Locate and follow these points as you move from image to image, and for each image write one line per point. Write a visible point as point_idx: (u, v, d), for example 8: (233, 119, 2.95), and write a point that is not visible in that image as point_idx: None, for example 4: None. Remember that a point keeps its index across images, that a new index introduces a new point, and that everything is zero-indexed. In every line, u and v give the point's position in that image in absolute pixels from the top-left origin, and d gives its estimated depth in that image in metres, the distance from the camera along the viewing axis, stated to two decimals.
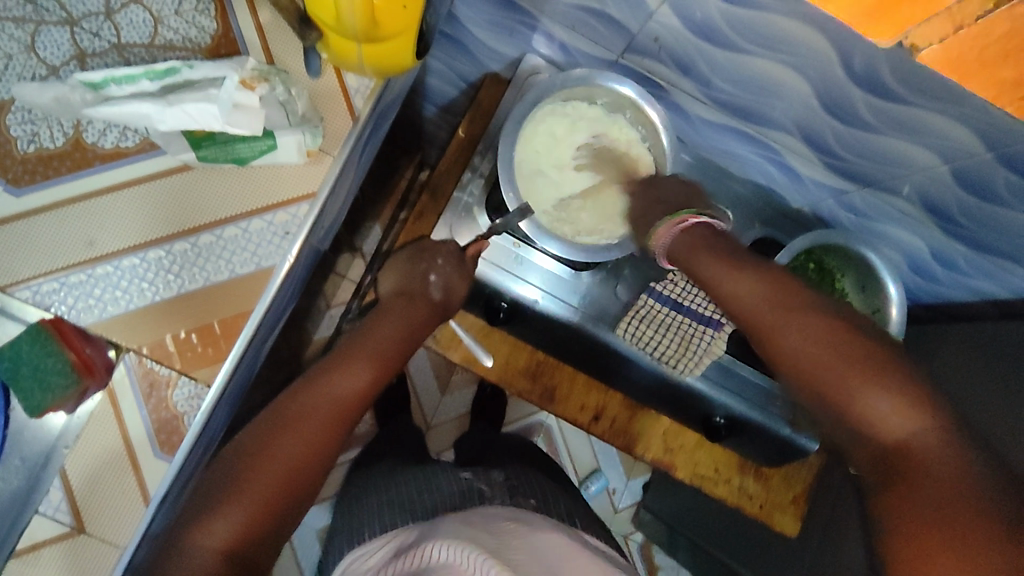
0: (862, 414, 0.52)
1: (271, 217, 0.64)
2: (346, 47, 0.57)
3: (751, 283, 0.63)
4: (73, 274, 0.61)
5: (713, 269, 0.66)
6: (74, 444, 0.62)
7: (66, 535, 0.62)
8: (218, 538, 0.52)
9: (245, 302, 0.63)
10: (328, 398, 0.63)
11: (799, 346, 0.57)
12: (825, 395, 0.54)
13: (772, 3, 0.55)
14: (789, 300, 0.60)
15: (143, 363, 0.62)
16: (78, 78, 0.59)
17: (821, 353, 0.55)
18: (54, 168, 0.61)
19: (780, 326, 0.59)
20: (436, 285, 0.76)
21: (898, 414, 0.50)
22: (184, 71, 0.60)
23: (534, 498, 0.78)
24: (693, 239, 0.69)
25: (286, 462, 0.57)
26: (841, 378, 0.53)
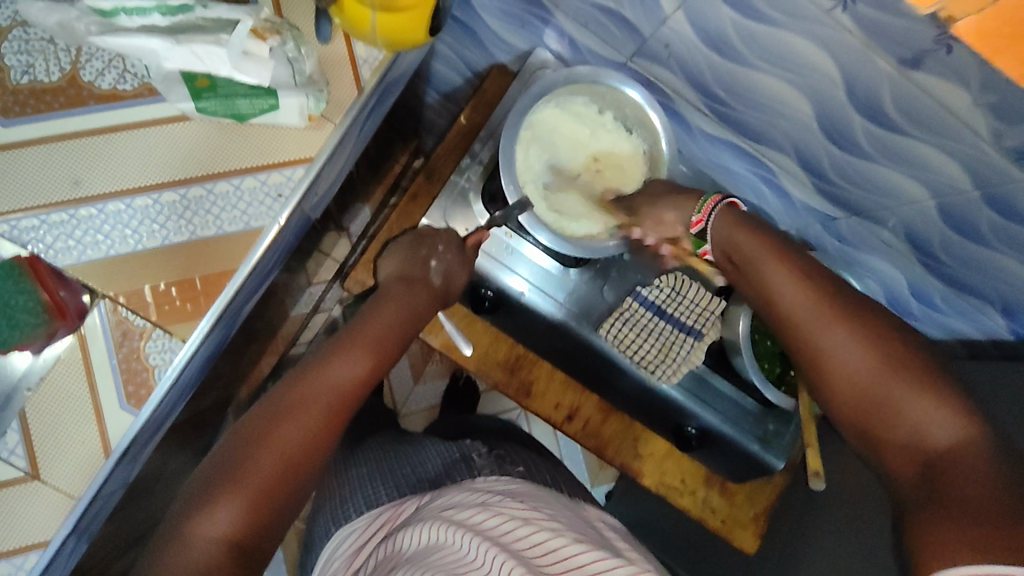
0: (915, 419, 0.53)
1: (265, 177, 0.63)
2: (361, 14, 0.56)
3: (794, 289, 0.60)
4: (54, 213, 0.59)
5: (768, 271, 0.62)
6: (38, 388, 0.61)
7: (20, 480, 0.60)
8: (220, 525, 0.53)
9: (230, 261, 0.62)
10: (326, 386, 0.61)
11: (849, 355, 0.56)
12: (867, 406, 0.55)
13: (783, 20, 0.57)
14: (831, 302, 0.58)
15: (117, 312, 0.61)
16: (86, 3, 0.56)
17: (874, 371, 0.55)
18: (46, 103, 0.59)
19: (826, 328, 0.57)
20: (437, 270, 0.74)
21: (948, 425, 0.52)
22: (197, 10, 0.56)
23: (520, 464, 0.80)
24: (732, 219, 0.67)
25: (285, 449, 0.57)
26: (893, 385, 0.54)
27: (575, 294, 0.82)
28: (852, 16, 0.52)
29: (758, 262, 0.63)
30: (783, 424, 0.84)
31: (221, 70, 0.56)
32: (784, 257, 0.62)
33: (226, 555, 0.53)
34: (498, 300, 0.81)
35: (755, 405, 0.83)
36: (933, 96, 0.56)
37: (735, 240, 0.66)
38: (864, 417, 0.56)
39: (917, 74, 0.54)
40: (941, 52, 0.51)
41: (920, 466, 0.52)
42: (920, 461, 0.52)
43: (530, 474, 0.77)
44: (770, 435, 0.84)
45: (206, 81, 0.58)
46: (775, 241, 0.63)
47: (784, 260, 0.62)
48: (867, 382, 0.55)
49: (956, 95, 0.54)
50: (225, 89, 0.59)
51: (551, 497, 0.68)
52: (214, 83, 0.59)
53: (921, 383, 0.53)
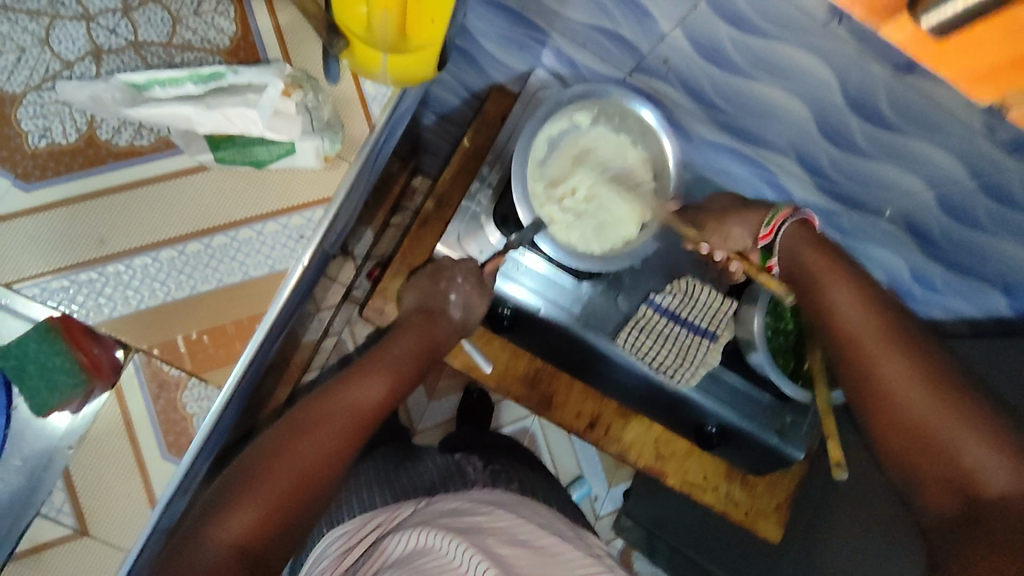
0: (964, 457, 0.53)
1: (286, 221, 0.64)
2: (370, 56, 0.57)
3: (852, 294, 0.64)
4: (83, 272, 0.60)
5: (826, 275, 0.66)
6: (80, 445, 0.62)
7: (69, 537, 0.61)
8: (233, 532, 0.53)
9: (258, 305, 0.63)
10: (345, 406, 0.63)
11: (911, 391, 0.57)
12: (918, 436, 0.56)
13: (781, 34, 0.59)
14: (884, 318, 0.61)
15: (151, 364, 0.62)
16: (119, 79, 0.58)
17: (926, 408, 0.56)
18: (66, 164, 0.60)
19: (882, 354, 0.59)
20: (456, 304, 0.76)
21: (1000, 469, 0.52)
22: (228, 76, 0.59)
23: (517, 483, 0.82)
24: (799, 234, 0.71)
25: (303, 462, 0.58)
26: (940, 414, 0.55)
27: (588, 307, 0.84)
28: (847, 27, 0.54)
29: (812, 277, 0.67)
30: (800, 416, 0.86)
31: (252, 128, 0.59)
32: (835, 276, 0.65)
33: (235, 563, 0.52)
34: (516, 317, 0.84)
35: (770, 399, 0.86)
36: (929, 98, 0.58)
37: (795, 252, 0.70)
38: (921, 449, 0.56)
39: (913, 78, 0.57)
40: None
41: (967, 502, 0.53)
42: (960, 490, 0.54)
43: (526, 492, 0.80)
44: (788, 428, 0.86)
45: (223, 134, 0.60)
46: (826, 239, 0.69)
47: (838, 273, 0.66)
48: (914, 410, 0.56)
49: (951, 95, 0.56)
50: (238, 139, 0.61)
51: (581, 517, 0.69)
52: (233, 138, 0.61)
53: (967, 393, 0.55)
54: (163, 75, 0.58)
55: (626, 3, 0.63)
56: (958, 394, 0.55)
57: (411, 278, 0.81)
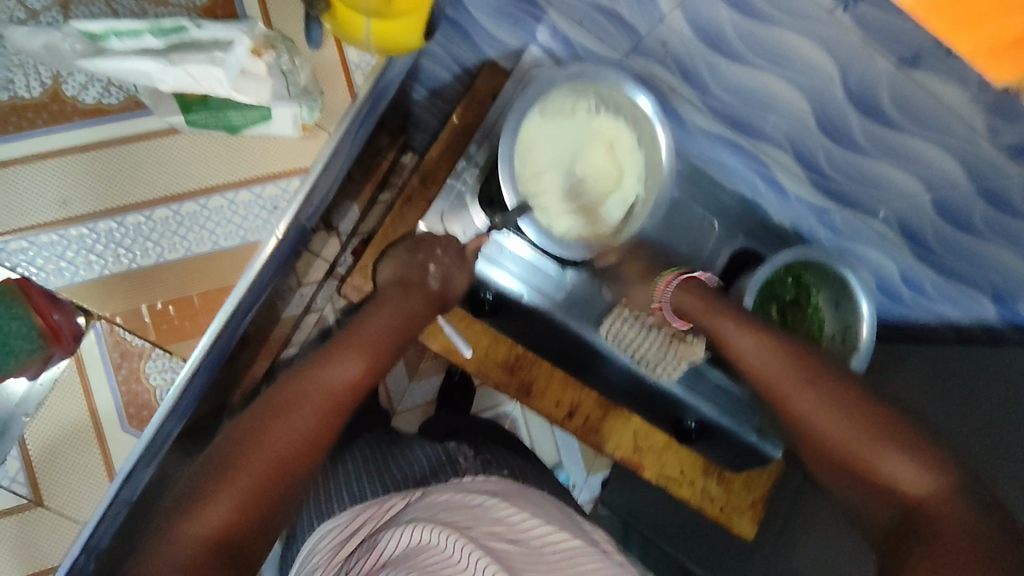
0: (886, 476, 0.57)
1: (260, 190, 0.61)
2: (353, 21, 0.55)
3: (748, 337, 0.69)
4: (43, 234, 0.57)
5: (722, 331, 0.71)
6: (36, 413, 0.59)
7: (22, 507, 0.59)
8: (212, 522, 0.50)
9: (228, 276, 0.61)
10: (319, 387, 0.59)
11: (813, 413, 0.62)
12: (841, 466, 0.60)
13: (784, 20, 0.56)
14: (801, 364, 0.65)
15: (114, 332, 0.60)
16: (74, 26, 0.54)
17: (837, 419, 0.61)
18: (29, 119, 0.57)
19: (797, 392, 0.64)
20: (434, 275, 0.74)
21: (912, 472, 0.56)
22: (191, 31, 0.56)
23: (507, 469, 0.78)
24: (694, 295, 0.75)
25: (280, 445, 0.55)
26: (866, 445, 0.59)
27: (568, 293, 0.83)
28: (853, 15, 0.52)
29: (711, 330, 0.72)
30: None
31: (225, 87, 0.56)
32: (738, 323, 0.70)
33: (215, 554, 0.49)
34: (497, 303, 0.82)
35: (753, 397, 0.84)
36: (932, 95, 0.56)
37: (686, 305, 0.75)
38: (852, 485, 0.60)
39: (918, 73, 0.54)
40: (942, 52, 0.50)
41: (899, 510, 0.56)
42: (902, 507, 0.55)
43: (517, 479, 0.75)
44: (768, 426, 0.85)
45: (195, 96, 0.57)
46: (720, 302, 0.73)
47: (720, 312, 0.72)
48: (831, 441, 0.61)
49: (956, 93, 0.54)
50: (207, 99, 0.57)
51: (553, 505, 0.68)
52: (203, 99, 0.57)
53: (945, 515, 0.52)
54: (123, 28, 0.54)
55: None
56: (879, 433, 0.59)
57: (389, 252, 0.78)
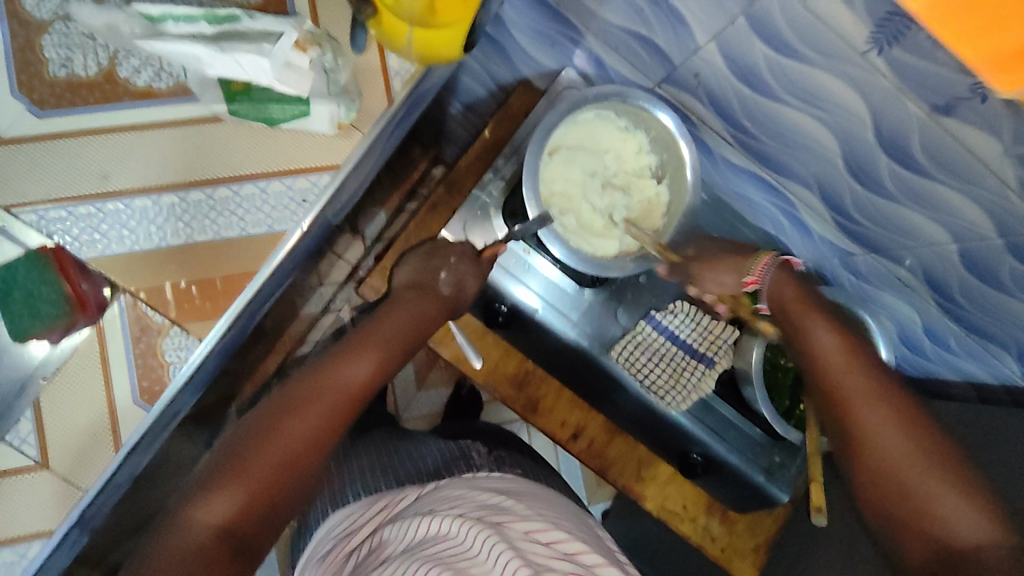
0: (942, 516, 0.51)
1: (291, 182, 0.63)
2: (397, 30, 0.57)
3: (831, 336, 0.66)
4: (82, 206, 0.60)
5: (806, 318, 0.67)
6: (53, 378, 0.61)
7: (28, 469, 0.60)
8: (219, 513, 0.50)
9: (252, 262, 0.62)
10: (331, 385, 0.60)
11: (888, 438, 0.56)
12: (905, 499, 0.53)
13: (817, 59, 0.57)
14: (900, 406, 0.58)
15: (137, 307, 0.62)
16: (136, 8, 0.56)
17: (908, 453, 0.55)
18: (82, 97, 0.60)
19: (866, 403, 0.59)
20: (448, 281, 0.75)
21: (976, 521, 0.50)
22: (243, 21, 0.57)
23: (520, 467, 0.77)
24: (783, 277, 0.71)
25: (287, 445, 0.55)
26: (930, 477, 0.53)
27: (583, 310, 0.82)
28: (886, 59, 0.52)
29: (790, 326, 0.68)
30: (789, 457, 0.83)
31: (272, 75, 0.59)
32: (825, 318, 0.67)
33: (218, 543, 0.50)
34: (511, 316, 0.82)
35: (763, 436, 0.83)
36: (963, 143, 0.56)
37: (783, 295, 0.70)
38: (908, 515, 0.53)
39: (950, 121, 0.54)
40: (975, 101, 0.50)
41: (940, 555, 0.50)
42: (939, 544, 0.51)
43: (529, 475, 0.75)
44: (776, 467, 0.83)
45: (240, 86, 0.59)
46: (818, 299, 0.69)
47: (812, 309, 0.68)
48: (893, 456, 0.55)
49: (987, 143, 0.54)
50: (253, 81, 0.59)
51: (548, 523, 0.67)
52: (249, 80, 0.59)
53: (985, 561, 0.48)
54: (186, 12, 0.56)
55: (662, 10, 0.62)
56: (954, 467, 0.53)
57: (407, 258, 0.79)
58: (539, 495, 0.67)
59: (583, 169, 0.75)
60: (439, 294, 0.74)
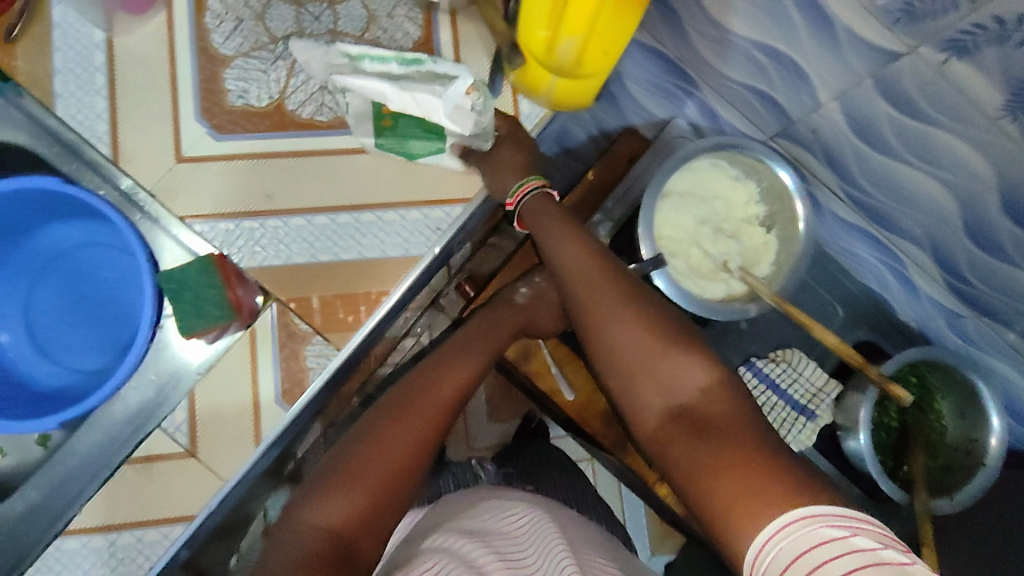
0: (667, 380, 0.56)
1: (428, 212, 0.69)
2: (541, 77, 0.64)
3: (575, 252, 0.62)
4: (248, 221, 0.67)
5: (554, 241, 0.63)
6: (207, 373, 0.67)
7: (178, 455, 0.66)
8: (330, 516, 0.51)
9: (390, 280, 0.68)
10: (430, 396, 0.60)
11: (624, 331, 0.58)
12: (620, 369, 0.58)
13: (944, 121, 0.60)
14: (627, 298, 0.59)
15: (285, 314, 0.67)
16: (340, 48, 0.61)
17: (648, 347, 0.57)
18: (254, 124, 0.68)
19: (613, 307, 0.59)
20: (524, 293, 0.73)
21: (695, 377, 0.55)
22: (428, 62, 0.60)
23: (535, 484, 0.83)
24: (546, 206, 0.65)
25: (397, 454, 0.55)
26: (647, 350, 0.57)
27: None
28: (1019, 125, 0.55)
29: (545, 244, 0.64)
30: (890, 519, 0.81)
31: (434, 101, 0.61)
32: (574, 235, 0.63)
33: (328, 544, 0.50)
34: None
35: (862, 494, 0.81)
36: None
37: (540, 222, 0.64)
38: (633, 387, 0.57)
39: None
40: None
41: (681, 415, 0.54)
42: (679, 413, 0.54)
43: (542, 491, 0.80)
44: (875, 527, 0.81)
45: (388, 123, 0.64)
46: (567, 219, 0.64)
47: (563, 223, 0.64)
48: (628, 348, 0.57)
49: None
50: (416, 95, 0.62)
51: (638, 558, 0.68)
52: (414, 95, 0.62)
53: (754, 432, 0.50)
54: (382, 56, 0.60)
55: (785, 67, 0.66)
56: (670, 338, 0.57)
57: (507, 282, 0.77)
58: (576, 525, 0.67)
59: (695, 213, 0.78)
60: (518, 305, 0.72)
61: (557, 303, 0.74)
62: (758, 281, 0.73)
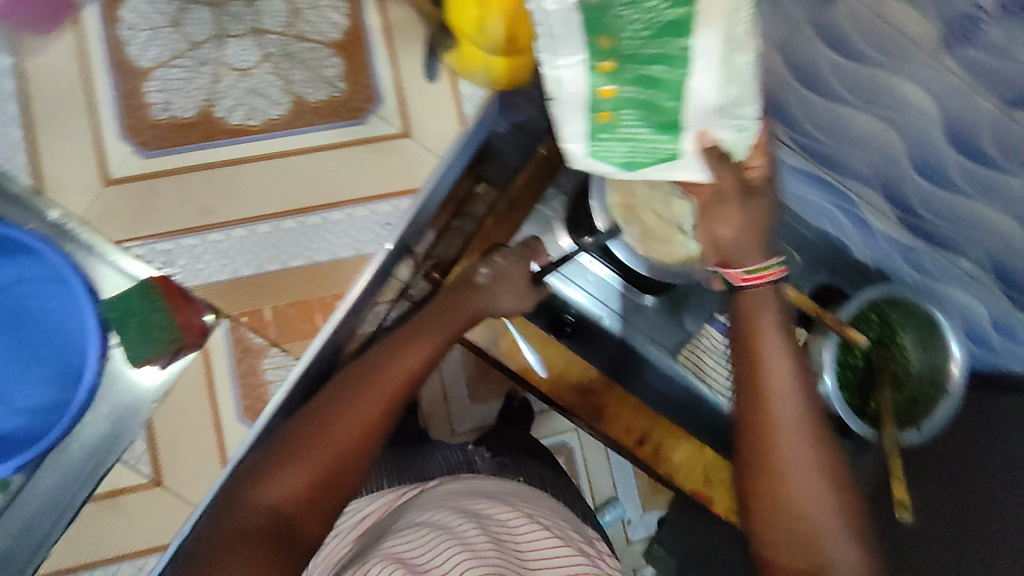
0: (800, 523, 0.52)
1: (375, 208, 0.77)
2: (472, 56, 0.61)
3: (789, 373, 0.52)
4: (188, 238, 0.73)
5: (767, 350, 0.52)
6: (163, 400, 0.73)
7: (145, 485, 0.72)
8: (276, 495, 0.53)
9: (341, 281, 0.75)
10: (383, 377, 0.59)
11: (796, 464, 0.52)
12: (801, 521, 0.52)
13: (866, 57, 0.59)
14: (808, 444, 0.52)
15: (239, 330, 0.74)
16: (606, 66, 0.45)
17: (833, 474, 0.52)
18: (185, 136, 0.74)
19: (800, 441, 0.52)
20: (484, 273, 0.67)
21: (848, 542, 0.52)
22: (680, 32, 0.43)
23: (525, 474, 0.82)
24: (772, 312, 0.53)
25: (341, 439, 0.56)
26: (838, 504, 0.52)
27: (637, 314, 0.86)
28: (957, 56, 0.53)
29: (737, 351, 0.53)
30: (860, 454, 0.82)
31: (746, 34, 0.38)
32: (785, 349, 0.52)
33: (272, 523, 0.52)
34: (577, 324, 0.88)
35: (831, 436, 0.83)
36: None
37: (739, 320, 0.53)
38: (788, 511, 0.52)
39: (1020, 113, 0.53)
40: None
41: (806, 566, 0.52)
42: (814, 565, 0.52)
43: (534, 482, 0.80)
44: (848, 470, 0.83)
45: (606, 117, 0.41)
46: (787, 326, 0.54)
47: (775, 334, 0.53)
48: (794, 489, 0.52)
49: None
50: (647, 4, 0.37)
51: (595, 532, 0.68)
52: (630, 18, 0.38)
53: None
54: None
55: None
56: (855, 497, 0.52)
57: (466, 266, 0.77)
58: (547, 509, 0.65)
59: None
60: (478, 287, 0.66)
61: (522, 281, 0.67)
62: None
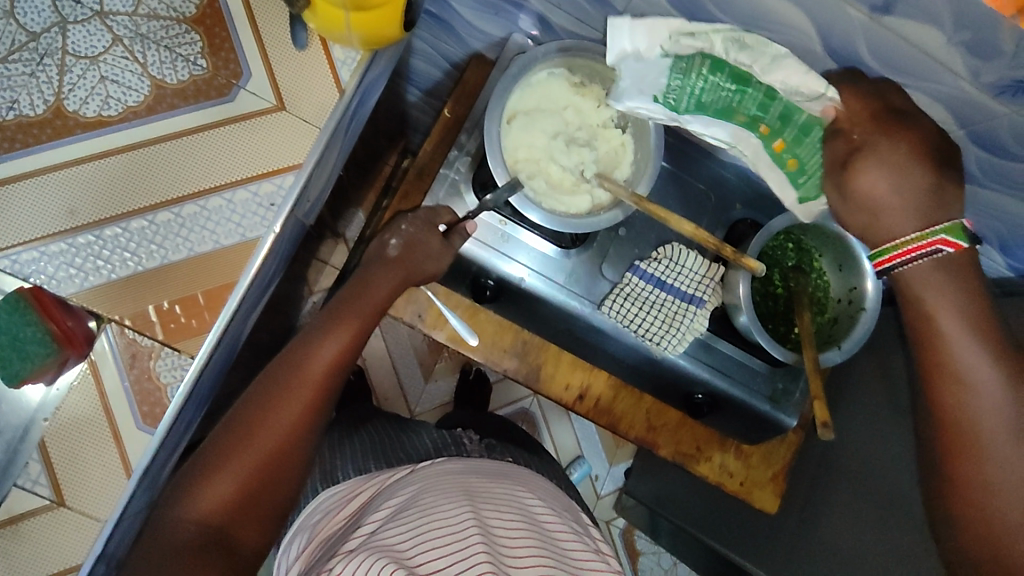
0: (988, 493, 0.49)
1: (256, 189, 0.67)
2: (333, 14, 0.57)
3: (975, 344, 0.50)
4: (52, 244, 0.64)
5: (950, 318, 0.51)
6: (54, 416, 0.67)
7: (47, 508, 0.68)
8: (205, 508, 0.52)
9: (232, 271, 0.67)
10: (303, 373, 0.58)
11: (1004, 421, 0.49)
12: (964, 485, 0.50)
13: None
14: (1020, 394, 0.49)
15: (124, 333, 0.67)
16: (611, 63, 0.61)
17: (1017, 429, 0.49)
18: (34, 135, 0.64)
19: (1003, 394, 0.49)
20: (394, 245, 0.70)
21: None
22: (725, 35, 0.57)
23: (514, 456, 0.80)
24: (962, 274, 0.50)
25: (266, 443, 0.54)
26: (1011, 459, 0.49)
27: (557, 268, 0.81)
28: None
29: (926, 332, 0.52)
30: (792, 382, 0.84)
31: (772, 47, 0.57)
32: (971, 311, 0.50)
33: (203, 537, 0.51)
34: (499, 288, 0.82)
35: (762, 364, 0.84)
36: (909, 41, 0.52)
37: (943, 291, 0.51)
38: (964, 486, 0.50)
39: (890, 19, 0.50)
40: None
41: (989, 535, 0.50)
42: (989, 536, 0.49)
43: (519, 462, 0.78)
44: (781, 394, 0.84)
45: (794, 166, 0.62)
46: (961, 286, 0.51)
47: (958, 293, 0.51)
48: (981, 457, 0.50)
49: (930, 36, 0.50)
50: (715, 81, 0.60)
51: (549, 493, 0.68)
52: (727, 95, 0.61)
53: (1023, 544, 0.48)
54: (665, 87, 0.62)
55: None
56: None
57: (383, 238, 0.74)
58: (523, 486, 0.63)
59: (547, 127, 0.74)
60: (391, 259, 0.69)
61: (434, 245, 0.71)
62: (617, 184, 0.71)
